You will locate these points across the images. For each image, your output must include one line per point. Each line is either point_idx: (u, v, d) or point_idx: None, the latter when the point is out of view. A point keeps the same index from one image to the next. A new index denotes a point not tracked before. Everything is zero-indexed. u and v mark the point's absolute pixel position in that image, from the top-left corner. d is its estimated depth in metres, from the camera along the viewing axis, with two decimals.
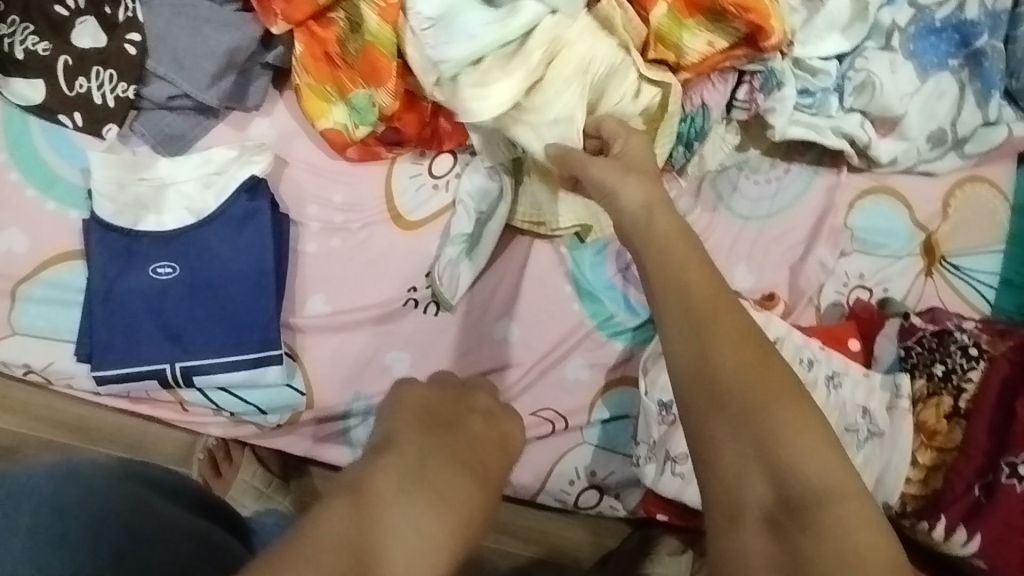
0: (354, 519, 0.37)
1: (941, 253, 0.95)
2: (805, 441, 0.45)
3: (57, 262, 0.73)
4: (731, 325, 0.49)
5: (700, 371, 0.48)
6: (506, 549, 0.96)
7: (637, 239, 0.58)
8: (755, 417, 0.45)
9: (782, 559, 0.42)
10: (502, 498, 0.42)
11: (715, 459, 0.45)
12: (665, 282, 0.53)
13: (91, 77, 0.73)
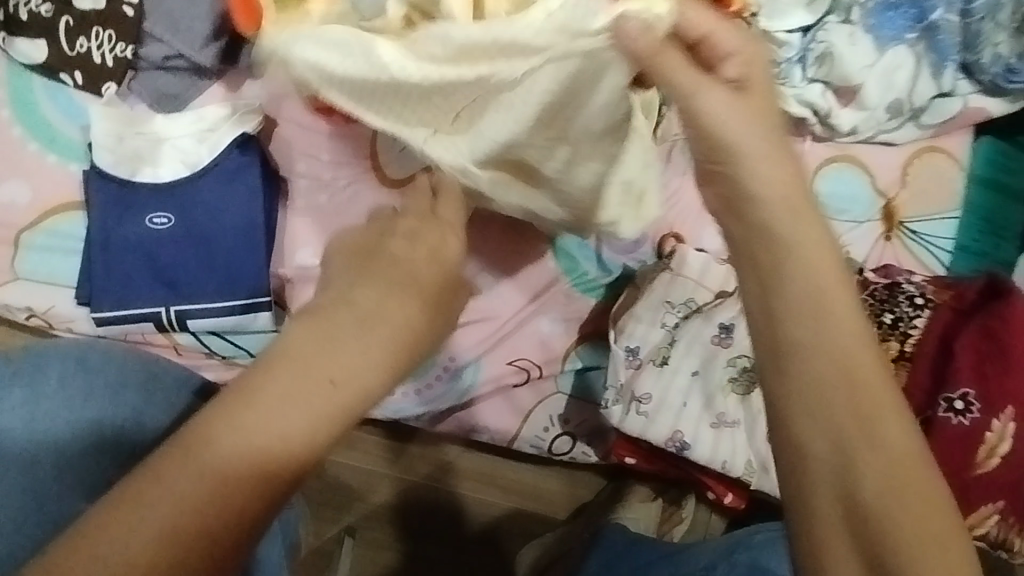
0: (314, 334, 0.39)
1: (900, 219, 1.00)
2: (917, 520, 0.41)
3: (58, 212, 0.78)
4: (864, 385, 0.42)
5: (815, 434, 0.42)
6: (484, 499, 0.98)
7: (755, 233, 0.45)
8: (864, 494, 0.41)
9: None
10: (444, 307, 0.45)
11: (810, 527, 0.42)
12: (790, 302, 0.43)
13: (91, 37, 0.77)
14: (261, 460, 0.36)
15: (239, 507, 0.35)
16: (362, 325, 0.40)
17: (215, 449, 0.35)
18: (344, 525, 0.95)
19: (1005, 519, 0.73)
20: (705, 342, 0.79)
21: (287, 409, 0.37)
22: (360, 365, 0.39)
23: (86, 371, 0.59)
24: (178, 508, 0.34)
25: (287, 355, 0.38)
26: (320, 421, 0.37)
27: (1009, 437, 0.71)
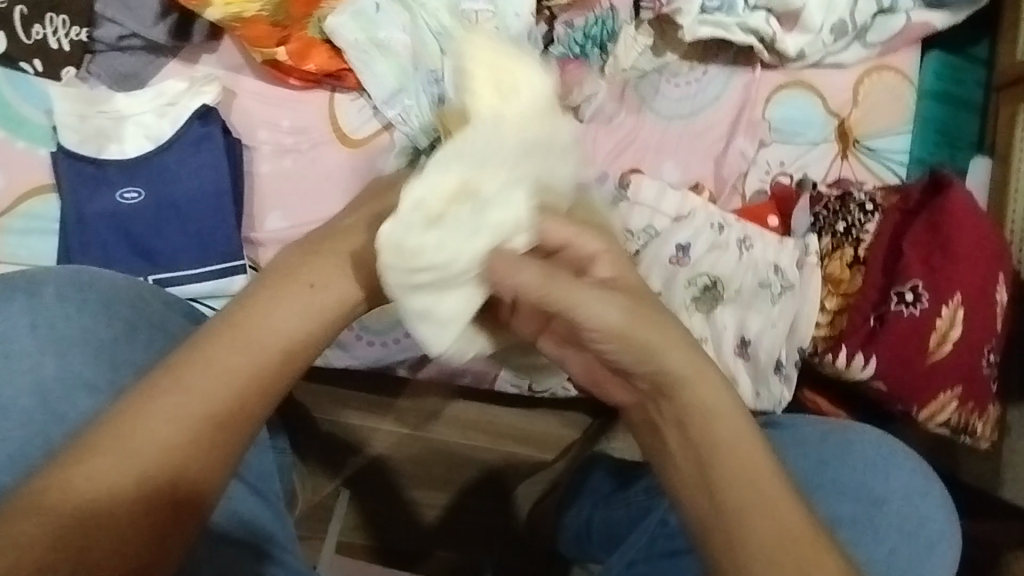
0: (302, 263, 0.47)
1: (854, 137, 1.01)
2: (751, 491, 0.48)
3: (31, 197, 0.81)
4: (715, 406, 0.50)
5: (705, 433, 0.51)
6: (477, 446, 1.00)
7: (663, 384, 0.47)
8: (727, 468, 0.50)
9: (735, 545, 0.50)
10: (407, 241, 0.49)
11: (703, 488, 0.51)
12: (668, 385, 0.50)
13: (46, 24, 0.80)
14: (260, 356, 0.43)
15: (245, 393, 0.43)
16: (336, 254, 0.48)
17: (223, 347, 0.43)
18: (343, 476, 0.98)
19: (964, 404, 0.77)
20: (666, 263, 0.82)
21: (278, 314, 0.45)
22: (334, 283, 0.47)
23: (51, 285, 0.59)
24: (197, 395, 0.42)
25: (283, 285, 0.46)
26: (306, 326, 0.45)
27: (959, 324, 0.75)
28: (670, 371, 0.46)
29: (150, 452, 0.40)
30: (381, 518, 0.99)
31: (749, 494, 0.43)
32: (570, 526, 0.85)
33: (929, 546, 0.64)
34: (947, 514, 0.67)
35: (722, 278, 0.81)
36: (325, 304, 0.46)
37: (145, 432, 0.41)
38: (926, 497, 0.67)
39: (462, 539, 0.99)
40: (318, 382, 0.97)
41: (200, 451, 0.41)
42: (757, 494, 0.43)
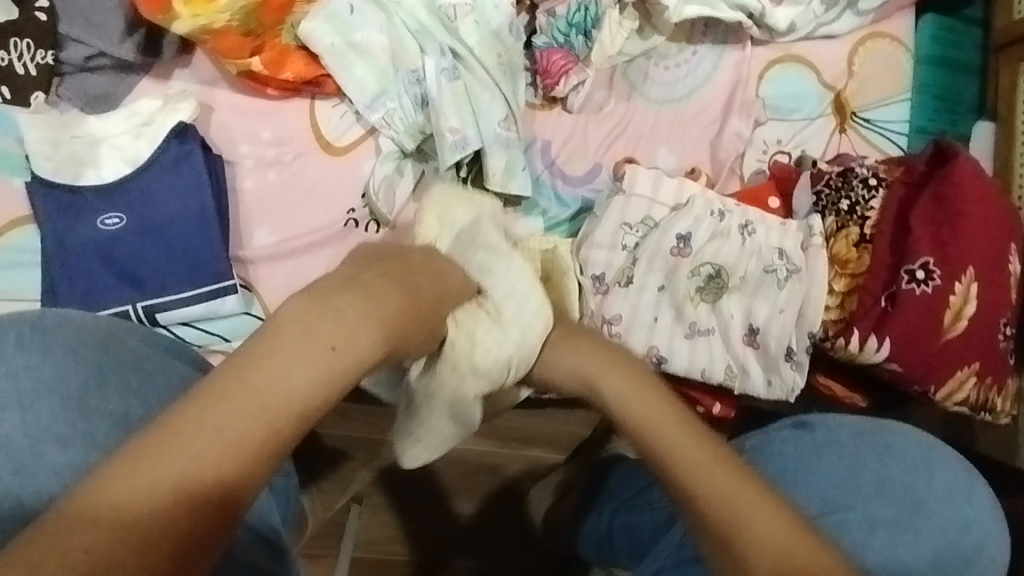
0: (316, 308, 0.42)
1: (851, 109, 0.98)
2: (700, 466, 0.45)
3: (10, 229, 0.78)
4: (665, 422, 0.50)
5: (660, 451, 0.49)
6: (487, 450, 0.99)
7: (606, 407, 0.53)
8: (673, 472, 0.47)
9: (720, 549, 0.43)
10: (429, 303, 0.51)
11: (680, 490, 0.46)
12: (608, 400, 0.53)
13: (9, 48, 0.77)
14: (273, 416, 0.37)
15: (258, 458, 0.36)
16: (359, 313, 0.43)
17: (231, 403, 0.36)
18: (351, 494, 0.96)
19: (982, 380, 0.75)
20: (667, 255, 0.80)
21: (295, 367, 0.38)
22: (355, 335, 0.42)
23: (40, 334, 0.57)
24: (201, 462, 0.35)
25: (294, 331, 0.40)
26: (324, 379, 0.39)
27: (973, 299, 0.73)
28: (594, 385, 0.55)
29: (139, 528, 0.33)
30: (394, 531, 0.97)
31: (678, 458, 0.46)
32: (590, 530, 0.83)
33: (972, 550, 0.62)
34: (990, 510, 0.64)
35: (725, 267, 0.79)
36: (344, 358, 0.41)
37: (137, 498, 0.33)
38: (972, 499, 0.64)
39: (480, 547, 0.98)
40: None
41: (204, 525, 0.34)
42: (689, 457, 0.45)
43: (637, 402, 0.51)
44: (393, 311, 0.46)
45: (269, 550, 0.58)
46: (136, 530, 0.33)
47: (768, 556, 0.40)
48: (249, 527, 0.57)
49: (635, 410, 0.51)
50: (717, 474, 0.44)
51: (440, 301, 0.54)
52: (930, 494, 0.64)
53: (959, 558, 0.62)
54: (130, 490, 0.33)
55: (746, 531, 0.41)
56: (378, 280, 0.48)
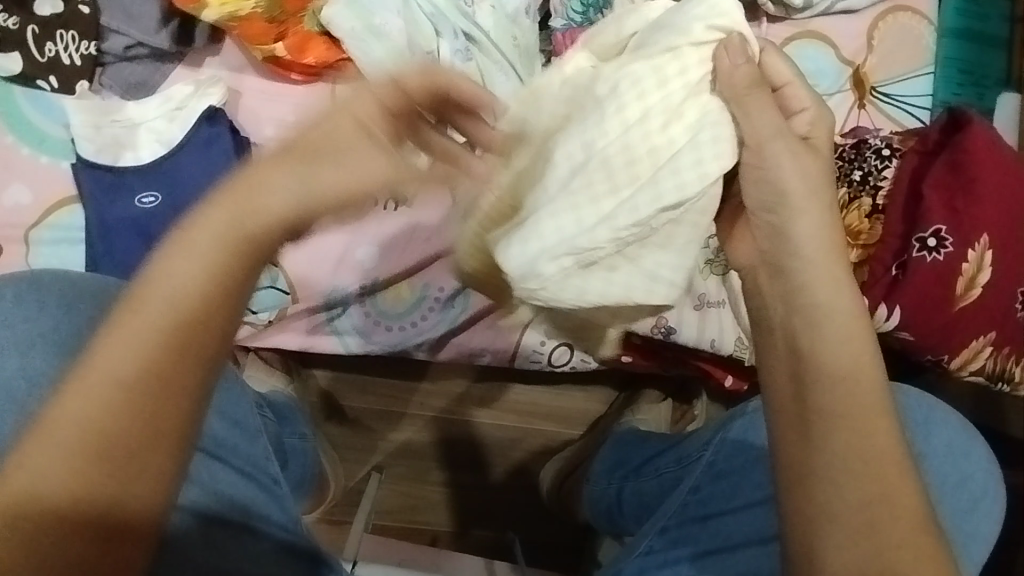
0: (222, 233, 0.44)
1: (871, 84, 0.97)
2: (865, 434, 0.44)
3: (57, 208, 0.84)
4: (852, 383, 0.46)
5: (820, 409, 0.45)
6: (500, 425, 0.99)
7: (795, 340, 0.48)
8: (827, 432, 0.45)
9: (843, 517, 0.43)
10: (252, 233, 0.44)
11: (835, 439, 0.45)
12: (800, 337, 0.48)
13: (56, 41, 0.83)
14: (171, 315, 0.42)
15: (171, 358, 0.42)
16: (255, 196, 0.45)
17: (133, 317, 0.42)
18: (371, 463, 0.99)
19: (999, 350, 0.75)
20: None
21: (183, 262, 0.43)
22: (255, 212, 0.45)
23: (38, 290, 0.63)
24: (120, 368, 0.41)
25: (188, 260, 0.43)
26: (219, 270, 0.43)
27: (987, 266, 0.72)
28: (801, 294, 0.49)
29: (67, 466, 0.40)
30: (414, 500, 1.00)
31: (842, 414, 0.45)
32: (597, 500, 0.84)
33: (973, 508, 0.65)
34: (990, 466, 0.66)
35: None
36: (241, 239, 0.44)
37: (87, 413, 0.41)
38: (972, 457, 0.66)
39: (501, 518, 0.99)
40: (339, 370, 0.98)
41: (141, 422, 0.41)
42: (863, 422, 0.45)
43: (834, 327, 0.48)
44: (259, 218, 0.45)
45: (265, 493, 0.62)
46: (96, 439, 0.41)
47: (897, 529, 0.42)
48: (208, 455, 0.60)
49: (828, 346, 0.47)
50: (879, 452, 0.44)
51: (246, 225, 0.44)
52: (929, 453, 0.66)
53: (959, 512, 0.65)
54: (75, 401, 0.41)
55: (870, 505, 0.43)
56: (266, 173, 0.45)
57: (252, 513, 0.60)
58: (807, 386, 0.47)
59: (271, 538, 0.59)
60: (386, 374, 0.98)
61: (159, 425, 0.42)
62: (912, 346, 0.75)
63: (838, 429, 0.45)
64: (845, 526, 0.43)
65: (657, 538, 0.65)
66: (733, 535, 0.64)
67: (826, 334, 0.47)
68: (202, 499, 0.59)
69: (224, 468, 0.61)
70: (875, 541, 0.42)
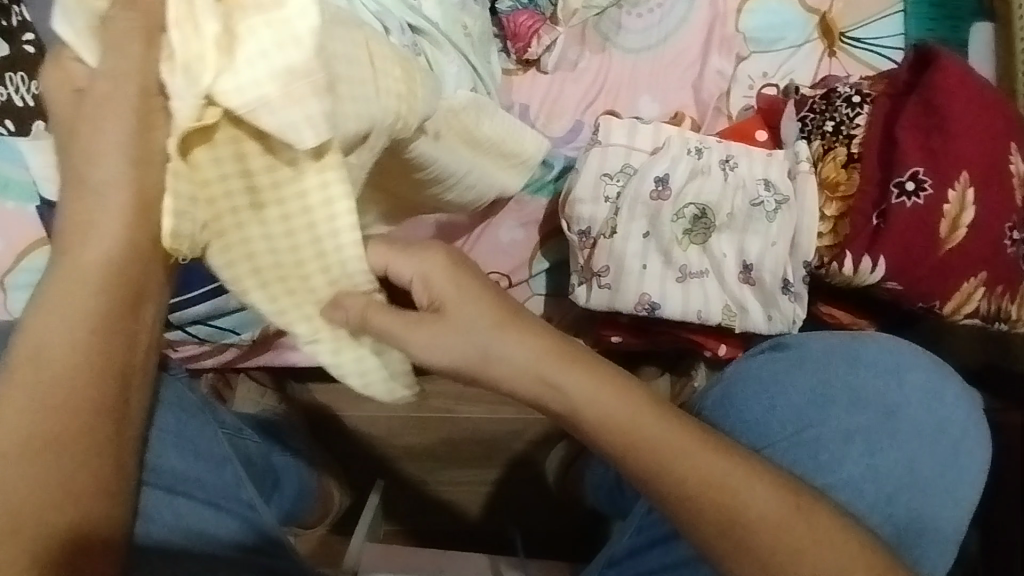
0: (75, 285, 0.43)
1: (839, 31, 0.93)
2: (689, 451, 0.47)
3: (29, 252, 0.83)
4: (649, 419, 0.47)
5: (647, 453, 0.46)
6: (500, 417, 0.98)
7: (576, 415, 0.48)
8: (660, 466, 0.46)
9: (713, 525, 0.46)
10: (95, 277, 0.44)
11: (675, 466, 0.46)
12: (587, 404, 0.47)
13: (7, 84, 0.82)
14: (68, 372, 0.44)
15: (77, 417, 0.44)
16: (86, 241, 0.43)
17: (30, 376, 0.43)
18: (372, 470, 0.98)
19: (991, 289, 0.73)
20: (648, 200, 0.77)
21: (50, 324, 0.43)
22: (95, 252, 0.43)
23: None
24: (35, 432, 0.43)
25: (56, 321, 0.43)
26: (92, 314, 0.44)
27: (970, 204, 0.71)
28: (538, 386, 0.48)
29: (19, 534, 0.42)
30: (420, 502, 0.99)
31: (661, 447, 0.46)
32: (600, 482, 0.84)
33: (953, 451, 0.64)
34: (967, 405, 0.65)
35: (710, 205, 0.76)
36: (98, 283, 0.44)
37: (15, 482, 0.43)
38: (948, 398, 0.65)
39: (503, 512, 0.99)
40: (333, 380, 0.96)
41: (69, 481, 0.44)
42: (670, 453, 0.46)
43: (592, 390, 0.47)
44: (97, 265, 0.43)
45: (237, 521, 0.60)
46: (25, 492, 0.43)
47: (756, 516, 0.46)
48: (162, 490, 0.58)
49: (603, 404, 0.47)
50: (707, 454, 0.47)
51: (87, 265, 0.43)
52: (908, 399, 0.64)
53: (941, 461, 0.63)
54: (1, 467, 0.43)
55: (733, 506, 0.46)
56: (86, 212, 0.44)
57: (216, 540, 0.58)
58: (627, 441, 0.47)
59: (250, 564, 0.58)
60: None
61: (86, 480, 0.44)
62: (903, 295, 0.73)
63: (665, 466, 0.46)
64: (721, 529, 0.46)
65: (645, 518, 0.64)
66: None
67: (581, 395, 0.47)
68: (167, 535, 0.57)
69: (184, 501, 0.58)
70: (749, 529, 0.46)
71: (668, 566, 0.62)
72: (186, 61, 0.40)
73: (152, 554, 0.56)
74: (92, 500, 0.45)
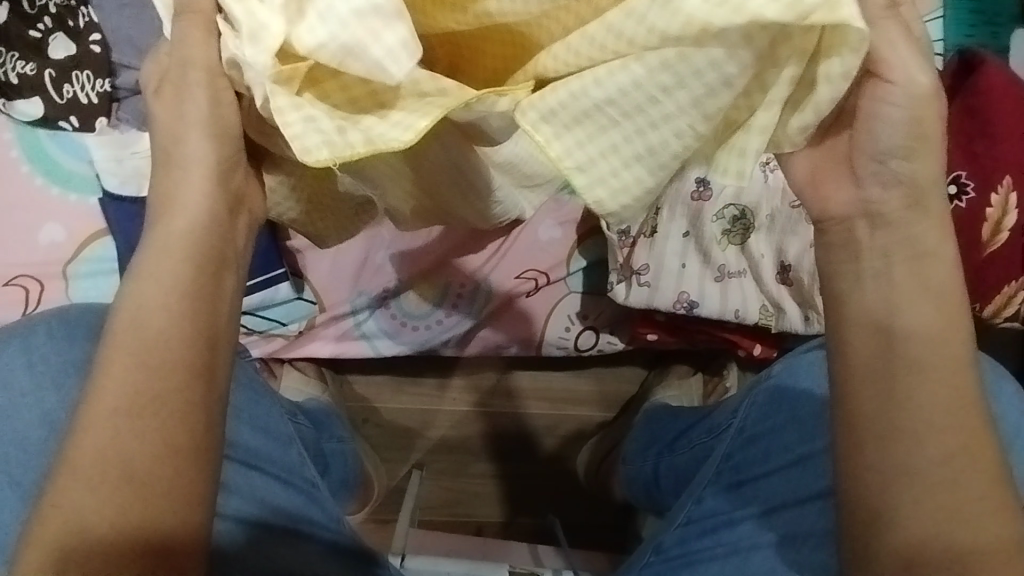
0: (172, 250, 0.43)
1: None
2: (948, 397, 0.43)
3: (89, 243, 0.87)
4: (936, 343, 0.43)
5: (889, 367, 0.43)
6: (534, 412, 1.00)
7: (874, 293, 0.44)
8: (903, 387, 0.43)
9: (917, 480, 0.42)
10: (199, 242, 0.43)
11: (917, 397, 0.43)
12: (899, 288, 0.44)
13: (73, 81, 0.86)
14: (160, 339, 0.41)
15: (171, 373, 0.40)
16: (176, 198, 0.44)
17: (125, 346, 0.41)
18: (409, 462, 1.01)
19: None
20: (687, 201, 0.78)
21: (151, 288, 0.42)
22: (197, 221, 0.44)
23: (67, 325, 0.62)
24: (133, 395, 0.40)
25: (155, 287, 0.42)
26: (189, 276, 0.42)
27: (1013, 208, 0.71)
28: (913, 205, 0.43)
29: (109, 511, 0.39)
30: (456, 494, 1.01)
31: (920, 372, 0.43)
32: (635, 477, 0.85)
33: None
34: None
35: (749, 207, 0.77)
36: (197, 252, 0.43)
37: (105, 446, 0.39)
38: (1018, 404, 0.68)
39: (539, 503, 1.01)
40: (370, 373, 0.99)
41: (168, 439, 0.39)
42: (943, 372, 0.43)
43: (925, 305, 0.43)
44: (199, 231, 0.43)
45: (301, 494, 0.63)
46: (115, 463, 0.39)
47: (970, 495, 0.42)
48: (240, 463, 0.61)
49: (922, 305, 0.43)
50: (960, 413, 0.43)
51: (187, 231, 0.43)
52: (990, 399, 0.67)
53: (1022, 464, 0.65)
54: (93, 443, 0.39)
55: (946, 472, 0.42)
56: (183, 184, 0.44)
57: (293, 512, 0.61)
58: (890, 340, 0.43)
59: (328, 544, 0.61)
60: (418, 375, 1.00)
61: (182, 439, 0.40)
62: None
63: (904, 395, 0.43)
64: (921, 486, 0.42)
65: (694, 509, 0.67)
66: (772, 497, 0.65)
67: (909, 279, 0.44)
68: (249, 508, 0.60)
69: (259, 476, 0.61)
70: (954, 505, 0.42)
71: (733, 551, 0.64)
72: (259, 25, 0.37)
73: (239, 538, 0.58)
74: (190, 460, 0.40)
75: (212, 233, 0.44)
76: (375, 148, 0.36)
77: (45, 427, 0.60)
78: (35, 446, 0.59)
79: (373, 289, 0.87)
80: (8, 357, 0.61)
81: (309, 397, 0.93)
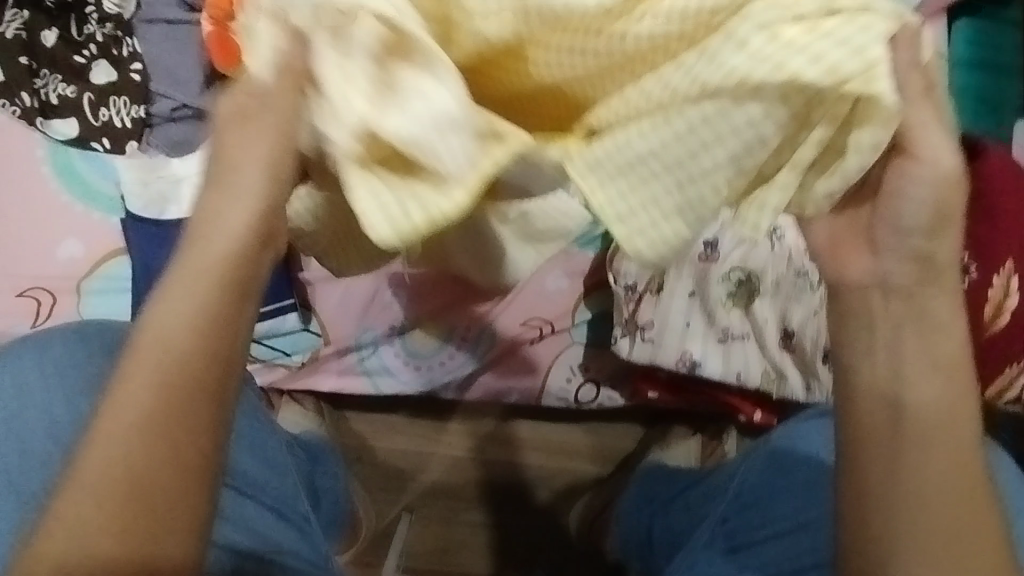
0: (199, 267, 0.43)
1: None
2: (953, 470, 0.43)
3: (106, 261, 0.89)
4: (945, 416, 0.43)
5: (897, 435, 0.43)
6: (530, 462, 0.99)
7: (889, 360, 0.44)
8: (910, 456, 0.43)
9: (916, 552, 0.42)
10: (226, 260, 0.43)
11: (921, 466, 0.43)
12: (911, 357, 0.44)
13: (109, 106, 0.90)
14: (178, 358, 0.41)
15: (186, 395, 0.41)
16: (209, 213, 0.43)
17: (143, 361, 0.41)
18: (399, 504, 0.99)
19: None
20: (695, 262, 0.80)
21: (176, 305, 0.42)
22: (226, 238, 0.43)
23: (82, 338, 0.63)
24: (145, 413, 0.40)
25: (182, 303, 0.42)
26: (213, 297, 0.42)
27: (1014, 291, 0.73)
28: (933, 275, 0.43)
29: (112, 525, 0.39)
30: (445, 543, 0.98)
31: (927, 445, 0.43)
32: (630, 533, 0.84)
33: None
34: None
35: (755, 272, 0.79)
36: (223, 271, 0.43)
37: (112, 461, 0.40)
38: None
39: (533, 553, 0.98)
40: (369, 410, 0.99)
41: (175, 460, 0.40)
42: (951, 446, 0.43)
43: (939, 379, 0.43)
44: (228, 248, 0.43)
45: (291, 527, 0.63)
46: (121, 479, 0.40)
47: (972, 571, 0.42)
48: (236, 491, 0.61)
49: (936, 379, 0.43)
50: (965, 489, 0.42)
51: (215, 247, 0.43)
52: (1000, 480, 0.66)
53: None
54: (100, 457, 0.40)
55: (946, 545, 0.42)
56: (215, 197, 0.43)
57: (282, 544, 0.61)
58: (900, 410, 0.43)
59: None
60: (417, 416, 1.00)
61: (190, 459, 0.41)
62: None
63: (909, 465, 0.43)
64: (920, 557, 0.42)
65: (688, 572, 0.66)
66: (769, 565, 0.63)
67: (927, 349, 0.43)
68: (240, 537, 0.59)
69: (252, 504, 0.61)
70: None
71: None
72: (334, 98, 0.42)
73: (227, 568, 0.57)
74: (195, 480, 0.41)
75: (240, 252, 0.43)
76: (436, 218, 0.41)
77: (45, 438, 0.60)
78: (33, 456, 0.59)
79: (378, 325, 0.88)
80: (22, 367, 0.62)
81: (306, 430, 0.93)
